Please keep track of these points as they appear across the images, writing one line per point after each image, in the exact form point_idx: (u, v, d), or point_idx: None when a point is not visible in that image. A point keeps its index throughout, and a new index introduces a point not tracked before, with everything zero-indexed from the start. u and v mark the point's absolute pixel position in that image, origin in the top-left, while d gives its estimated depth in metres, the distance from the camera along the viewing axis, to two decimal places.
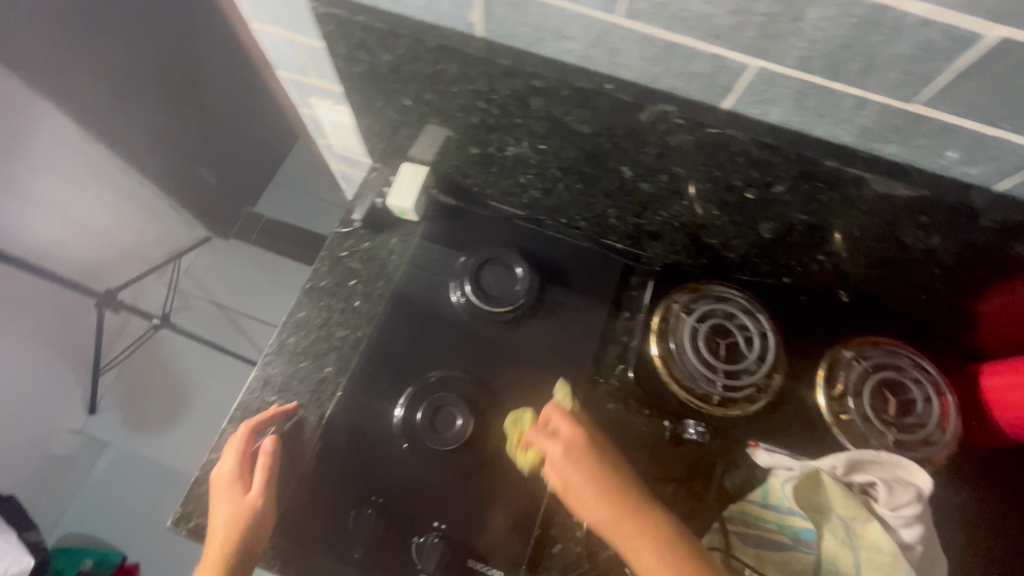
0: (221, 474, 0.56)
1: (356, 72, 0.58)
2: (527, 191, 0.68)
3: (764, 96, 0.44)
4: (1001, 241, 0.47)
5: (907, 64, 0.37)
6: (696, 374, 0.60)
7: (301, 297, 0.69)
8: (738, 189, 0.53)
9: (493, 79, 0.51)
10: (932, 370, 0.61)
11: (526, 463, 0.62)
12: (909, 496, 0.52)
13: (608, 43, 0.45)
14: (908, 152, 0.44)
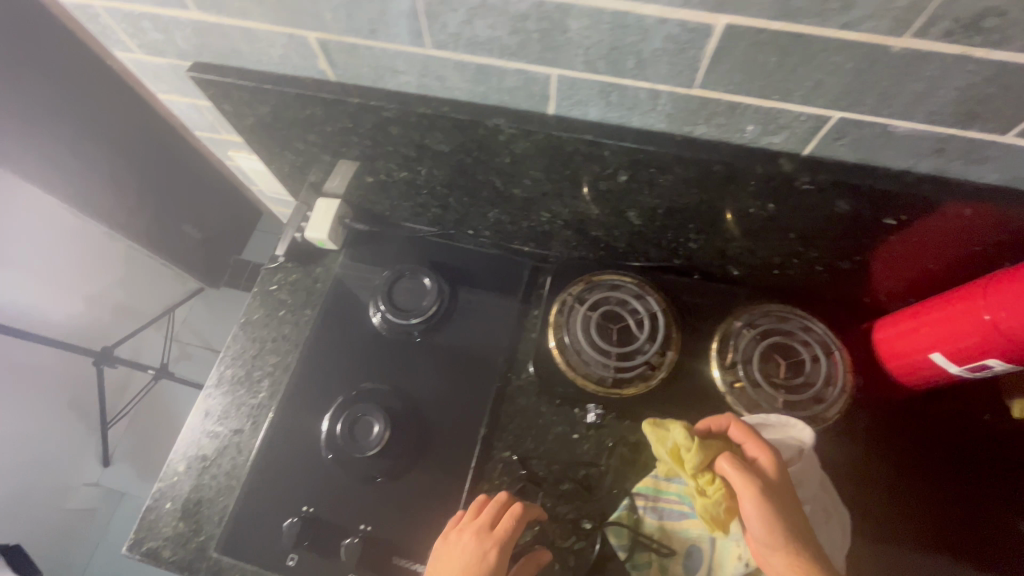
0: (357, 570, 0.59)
1: (249, 125, 0.65)
2: (428, 209, 0.74)
3: (575, 98, 0.49)
4: (827, 200, 0.50)
5: (668, 56, 0.42)
6: (589, 360, 0.63)
7: (237, 332, 0.75)
8: (591, 183, 0.57)
9: (354, 115, 0.57)
10: (820, 330, 0.63)
11: (445, 461, 0.66)
12: (791, 453, 0.56)
13: (433, 71, 0.50)
14: (715, 131, 0.48)
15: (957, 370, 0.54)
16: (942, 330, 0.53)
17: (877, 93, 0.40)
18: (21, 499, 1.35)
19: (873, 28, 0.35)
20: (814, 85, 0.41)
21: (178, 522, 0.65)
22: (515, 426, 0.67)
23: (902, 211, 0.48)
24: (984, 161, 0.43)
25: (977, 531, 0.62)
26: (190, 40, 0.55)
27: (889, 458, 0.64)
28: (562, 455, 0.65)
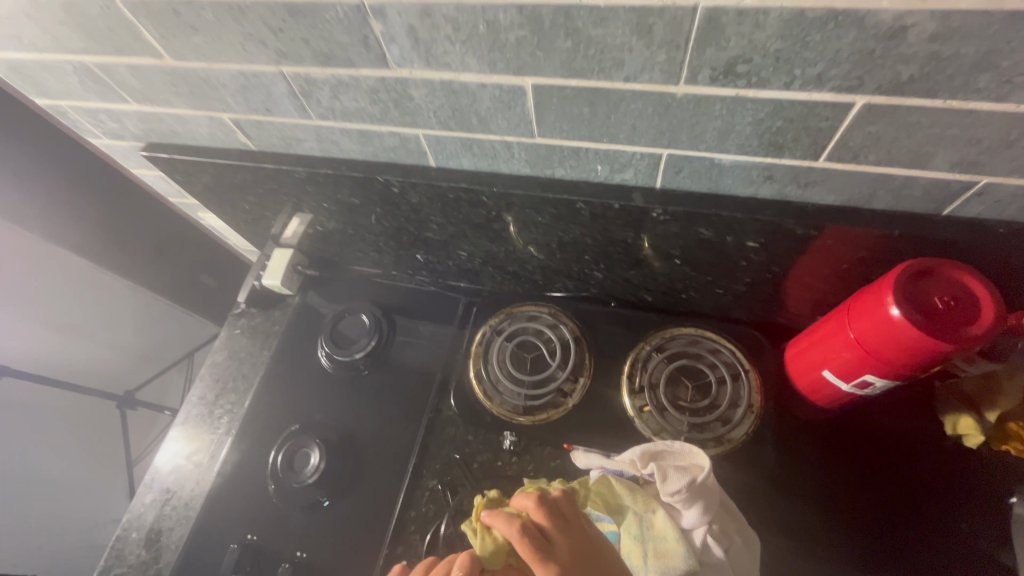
0: None
1: (201, 190, 0.74)
2: (367, 254, 0.80)
3: (446, 152, 0.54)
4: (688, 228, 0.52)
5: (501, 113, 0.47)
6: (504, 388, 0.66)
7: (204, 373, 0.83)
8: (485, 223, 0.62)
9: (275, 178, 0.65)
10: (727, 352, 0.64)
11: (377, 489, 0.70)
12: (679, 483, 0.55)
13: (327, 137, 0.57)
14: (573, 171, 0.52)
15: (848, 388, 0.53)
16: (826, 348, 0.53)
17: (687, 132, 0.43)
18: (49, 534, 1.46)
19: (651, 79, 0.39)
20: (631, 128, 0.44)
21: (141, 549, 0.71)
22: (442, 455, 0.70)
23: (759, 234, 0.50)
24: (813, 184, 0.45)
25: (943, 559, 0.58)
26: (138, 125, 0.65)
27: (838, 483, 0.62)
28: (486, 482, 0.68)
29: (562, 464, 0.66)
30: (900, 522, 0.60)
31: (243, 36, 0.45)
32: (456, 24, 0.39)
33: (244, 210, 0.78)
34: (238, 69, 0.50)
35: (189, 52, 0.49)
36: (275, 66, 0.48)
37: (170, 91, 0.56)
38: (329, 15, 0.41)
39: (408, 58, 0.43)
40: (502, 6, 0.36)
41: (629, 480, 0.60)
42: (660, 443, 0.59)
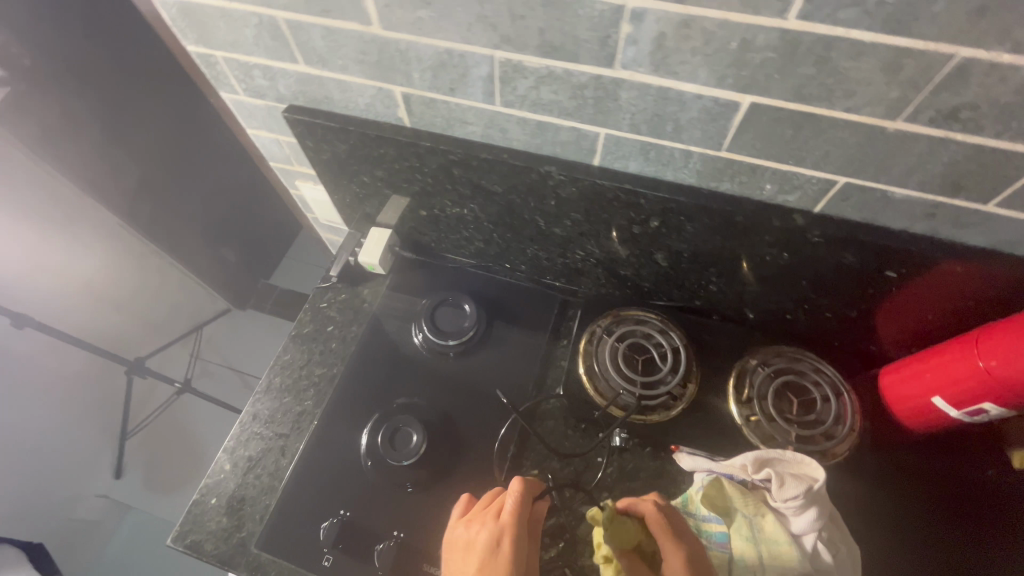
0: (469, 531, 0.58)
1: (325, 159, 0.74)
2: (472, 243, 0.82)
3: (618, 154, 0.57)
4: (835, 252, 0.57)
5: (701, 124, 0.50)
6: (617, 387, 0.69)
7: (287, 343, 0.82)
8: (626, 226, 0.65)
9: (422, 157, 0.66)
10: (830, 372, 0.69)
11: (475, 475, 0.71)
12: (797, 490, 0.59)
13: (498, 124, 0.59)
14: (738, 187, 0.56)
15: (957, 414, 0.59)
16: (942, 376, 0.59)
17: (876, 164, 0.48)
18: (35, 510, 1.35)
19: (871, 112, 0.43)
20: (823, 154, 0.49)
21: (222, 517, 0.69)
22: (542, 446, 0.72)
23: (901, 264, 0.55)
24: (968, 226, 0.51)
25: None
26: (290, 87, 0.65)
27: (923, 506, 0.66)
28: (586, 476, 0.70)
29: (663, 465, 0.69)
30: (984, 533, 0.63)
31: (475, 18, 0.47)
32: (710, 38, 0.42)
33: (357, 185, 0.78)
34: (447, 48, 0.52)
35: (405, 24, 0.50)
36: (489, 50, 0.50)
37: (353, 59, 0.57)
38: (582, 12, 0.43)
39: (639, 62, 0.46)
40: (767, 29, 0.40)
41: (738, 484, 0.63)
42: (774, 451, 0.62)
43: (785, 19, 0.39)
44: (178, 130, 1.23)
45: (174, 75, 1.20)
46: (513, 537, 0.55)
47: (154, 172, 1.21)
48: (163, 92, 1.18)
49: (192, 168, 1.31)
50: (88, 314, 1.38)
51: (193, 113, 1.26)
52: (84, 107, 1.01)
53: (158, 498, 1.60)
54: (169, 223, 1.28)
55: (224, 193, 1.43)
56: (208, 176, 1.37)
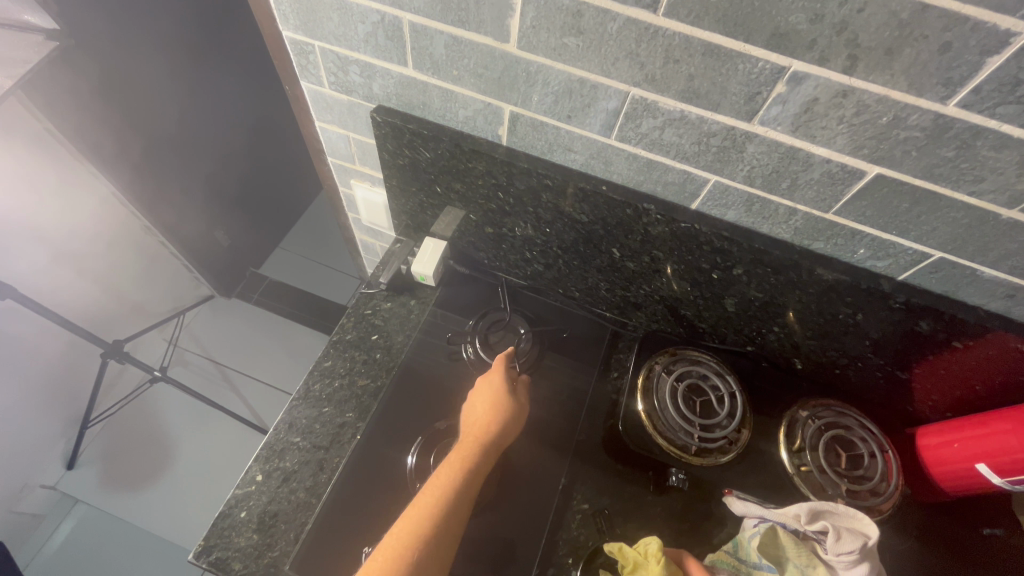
0: (481, 414, 0.66)
1: (400, 164, 0.71)
2: (530, 265, 0.81)
3: (721, 201, 0.58)
4: (911, 319, 0.60)
5: (819, 186, 0.52)
6: (676, 427, 0.69)
7: (328, 349, 0.78)
8: (706, 269, 0.66)
9: (513, 176, 0.65)
10: (876, 430, 0.71)
11: (524, 506, 0.69)
12: (853, 545, 0.59)
13: (604, 156, 0.59)
14: (830, 247, 0.59)
15: (998, 482, 0.62)
16: (988, 444, 0.62)
17: (977, 245, 0.51)
18: None
19: (992, 199, 0.46)
20: (929, 230, 0.51)
21: (252, 533, 0.64)
22: (593, 480, 0.71)
23: (971, 337, 0.59)
24: None
25: None
26: (386, 88, 0.63)
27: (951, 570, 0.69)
28: (636, 513, 0.69)
29: (712, 508, 0.69)
30: None
31: (625, 54, 0.47)
32: (863, 110, 0.44)
33: (423, 195, 0.76)
34: (581, 76, 0.51)
35: (546, 47, 0.50)
36: (627, 86, 0.50)
37: (471, 72, 0.56)
38: (742, 67, 0.44)
39: (780, 120, 0.47)
40: (923, 110, 0.42)
41: (791, 533, 0.63)
42: (826, 503, 0.63)
43: (944, 104, 0.41)
44: (209, 88, 1.28)
45: (212, 39, 1.23)
46: (497, 388, 0.69)
47: (165, 122, 1.20)
48: (195, 55, 1.21)
49: (204, 125, 1.32)
50: (67, 288, 1.25)
51: (217, 75, 1.29)
52: (102, 43, 0.99)
53: (111, 494, 1.44)
54: (187, 160, 1.31)
55: (234, 153, 1.47)
56: (214, 141, 1.38)
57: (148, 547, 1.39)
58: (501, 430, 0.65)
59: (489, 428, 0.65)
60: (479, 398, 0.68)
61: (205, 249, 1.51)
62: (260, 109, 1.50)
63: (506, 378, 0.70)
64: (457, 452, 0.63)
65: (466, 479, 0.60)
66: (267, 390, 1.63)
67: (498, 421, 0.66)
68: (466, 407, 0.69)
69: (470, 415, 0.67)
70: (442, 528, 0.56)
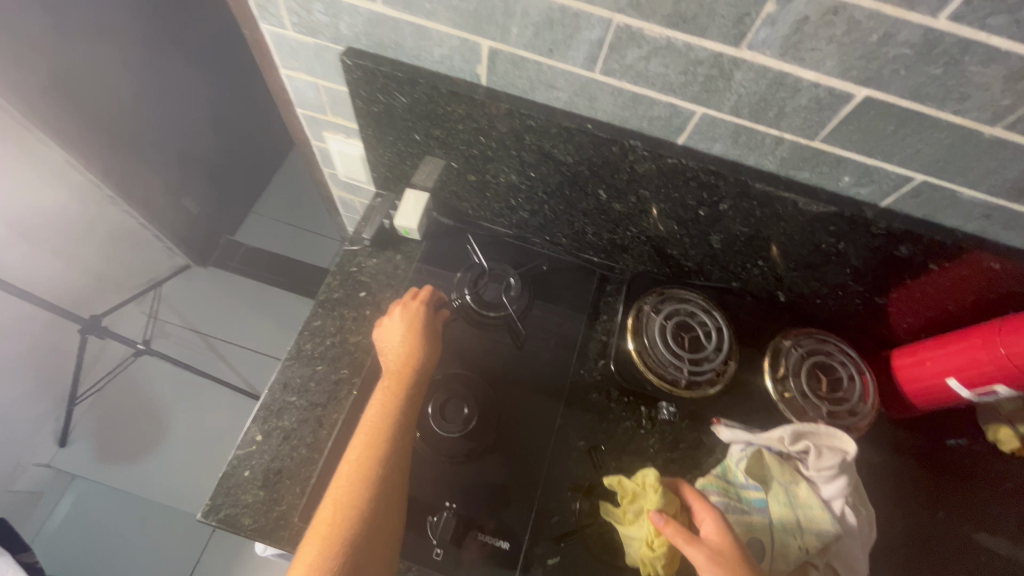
0: (398, 336, 0.69)
1: (376, 112, 0.68)
2: (516, 212, 0.79)
3: (708, 134, 0.57)
4: (891, 245, 0.61)
5: (806, 112, 0.51)
6: (666, 363, 0.71)
7: (316, 308, 0.76)
8: (693, 206, 0.66)
9: (494, 119, 0.63)
10: (855, 355, 0.75)
11: (523, 446, 0.71)
12: (834, 460, 0.64)
13: (587, 92, 0.58)
14: (816, 177, 0.59)
15: (967, 395, 0.66)
16: (959, 360, 0.65)
17: (959, 166, 0.51)
18: None
19: (976, 117, 0.46)
20: (913, 152, 0.52)
21: (258, 490, 0.65)
22: (588, 418, 0.73)
23: (948, 259, 0.60)
24: (1016, 228, 0.56)
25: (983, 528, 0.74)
26: (354, 27, 0.59)
27: (917, 477, 0.76)
28: (630, 446, 0.72)
29: (702, 436, 0.73)
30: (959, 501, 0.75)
31: None
32: (854, 28, 0.42)
33: (403, 145, 0.73)
34: (563, 4, 0.48)
35: None
36: (611, 13, 0.48)
37: (445, 5, 0.52)
38: None
39: (768, 44, 0.46)
40: (913, 25, 0.41)
41: (775, 454, 0.68)
42: (808, 425, 0.67)
43: (935, 18, 0.40)
44: (160, 45, 1.22)
45: None
46: (410, 321, 0.70)
47: (113, 86, 1.14)
48: (135, 39, 1.15)
49: (147, 104, 1.25)
50: (39, 265, 1.20)
51: (166, 32, 1.22)
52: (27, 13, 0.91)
53: (110, 467, 1.44)
54: (144, 124, 1.26)
55: (196, 115, 1.41)
56: (171, 104, 1.32)
57: (153, 515, 1.41)
58: (422, 347, 0.68)
59: (410, 357, 0.67)
60: (391, 324, 0.70)
61: (177, 217, 1.47)
62: (211, 96, 1.44)
63: (419, 309, 0.71)
64: (384, 387, 0.66)
65: (403, 398, 0.64)
66: (257, 358, 1.62)
67: (416, 340, 0.68)
68: (378, 337, 0.70)
69: (385, 348, 0.69)
70: (391, 444, 0.60)
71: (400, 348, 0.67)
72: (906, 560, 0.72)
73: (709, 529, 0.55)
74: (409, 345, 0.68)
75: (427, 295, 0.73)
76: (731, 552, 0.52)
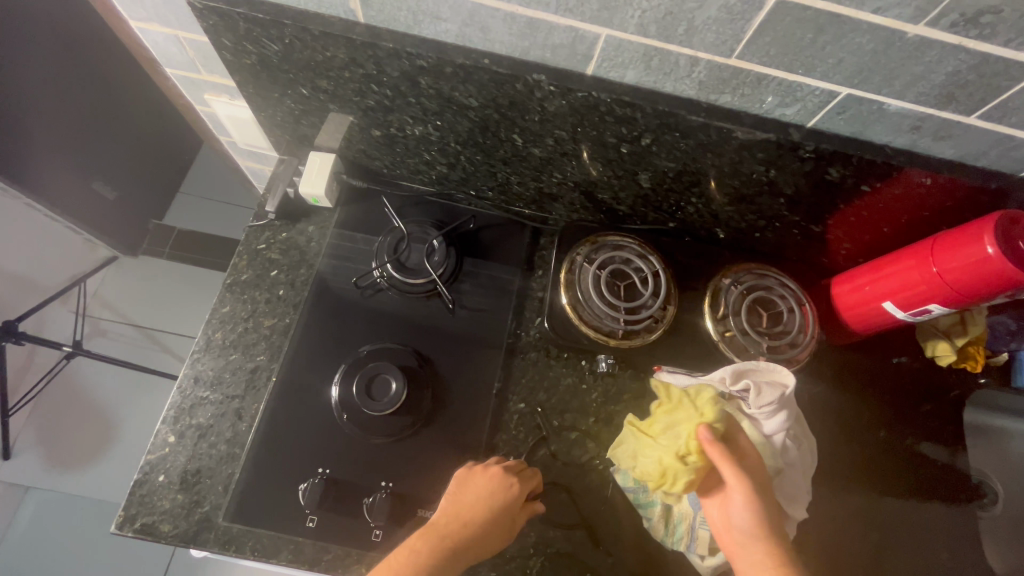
0: (466, 506, 0.57)
1: (249, 65, 0.59)
2: (433, 167, 0.72)
3: (617, 60, 0.51)
4: (822, 168, 0.57)
5: (718, 25, 0.45)
6: (601, 314, 0.67)
7: (223, 294, 0.69)
8: (613, 144, 0.60)
9: (380, 62, 0.55)
10: (794, 286, 0.73)
11: (461, 415, 0.67)
12: (772, 397, 0.63)
13: (478, 21, 0.50)
14: (738, 100, 0.53)
15: (903, 316, 0.65)
16: (896, 282, 0.64)
17: (884, 73, 0.47)
18: None
19: (897, 15, 0.41)
20: (836, 62, 0.47)
21: (177, 494, 0.60)
22: (527, 380, 0.70)
23: (880, 178, 0.57)
24: (946, 138, 0.53)
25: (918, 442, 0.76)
26: None
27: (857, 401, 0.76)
28: (572, 404, 0.70)
29: (645, 385, 0.71)
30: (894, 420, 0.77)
31: None
32: None
33: (294, 101, 0.65)
34: None
35: None
36: None
37: None
38: None
39: None
40: None
41: (717, 396, 0.66)
42: (749, 362, 0.66)
43: None
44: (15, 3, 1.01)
45: None
46: (493, 489, 0.58)
47: None
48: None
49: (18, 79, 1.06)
50: None
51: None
52: None
53: (63, 475, 1.38)
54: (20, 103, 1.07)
55: (83, 85, 1.21)
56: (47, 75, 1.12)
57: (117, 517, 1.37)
58: (484, 533, 0.56)
59: (469, 538, 0.55)
60: (472, 490, 0.58)
61: (85, 206, 1.30)
62: (96, 61, 1.23)
63: (514, 482, 0.59)
64: (417, 543, 0.54)
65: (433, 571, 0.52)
66: None
67: (489, 530, 0.56)
68: (462, 484, 0.59)
69: (462, 506, 0.57)
70: None
71: (472, 509, 0.57)
72: (850, 483, 0.73)
73: (746, 447, 0.56)
74: (468, 525, 0.56)
75: (529, 479, 0.61)
76: (750, 475, 0.54)
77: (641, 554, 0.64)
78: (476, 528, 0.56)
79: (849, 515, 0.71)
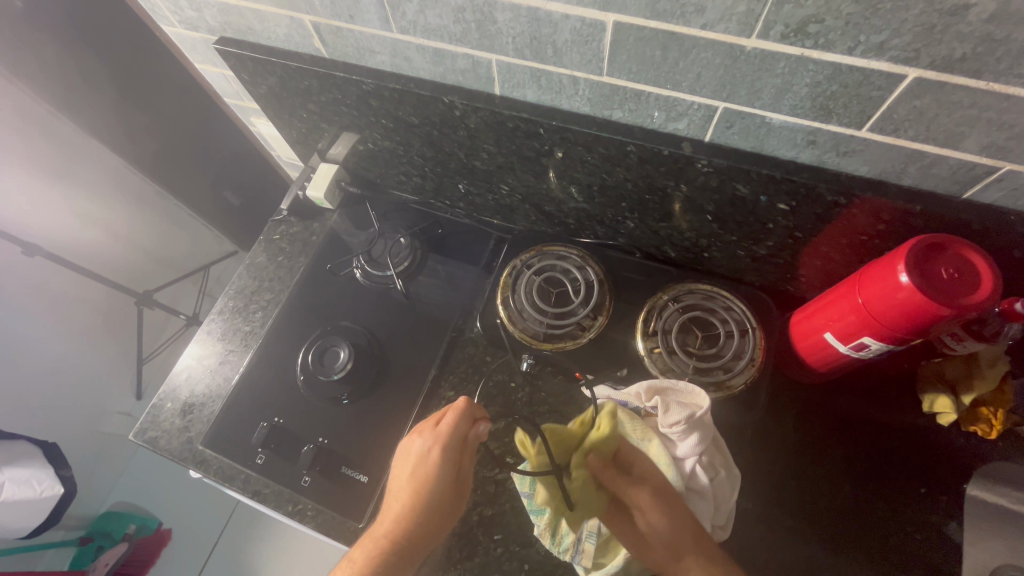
0: (399, 488, 0.60)
1: (263, 92, 0.76)
2: (410, 179, 0.84)
3: (514, 81, 0.58)
4: (726, 183, 0.56)
5: (577, 47, 0.50)
6: (528, 317, 0.71)
7: (242, 271, 0.88)
8: (534, 158, 0.66)
9: (342, 88, 0.68)
10: (741, 310, 0.69)
11: (398, 393, 0.76)
12: (678, 416, 0.59)
13: (401, 52, 0.61)
14: (628, 115, 0.56)
15: (845, 350, 0.59)
16: (833, 311, 0.58)
17: (746, 87, 0.47)
18: (64, 424, 1.51)
19: (726, 29, 0.42)
20: (695, 77, 0.48)
21: (177, 418, 0.79)
22: (462, 371, 0.76)
23: (790, 196, 0.54)
24: (852, 153, 0.50)
25: (889, 506, 0.67)
26: (217, 18, 0.67)
27: (813, 444, 0.70)
28: (497, 399, 0.74)
29: (571, 392, 0.73)
30: (858, 474, 0.68)
31: None
32: None
33: (300, 122, 0.81)
34: None
35: None
36: None
37: None
38: None
39: None
40: None
41: (632, 410, 0.65)
42: (667, 379, 0.61)
43: None
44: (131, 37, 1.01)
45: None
46: (416, 470, 0.60)
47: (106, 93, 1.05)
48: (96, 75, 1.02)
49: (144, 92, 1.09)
50: (100, 247, 1.47)
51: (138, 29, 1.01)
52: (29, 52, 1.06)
53: None
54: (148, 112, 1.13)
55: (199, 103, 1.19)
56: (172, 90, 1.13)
57: None
58: (420, 506, 0.59)
59: (404, 522, 0.59)
60: (400, 468, 0.62)
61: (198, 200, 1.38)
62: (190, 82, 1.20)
63: (436, 460, 0.59)
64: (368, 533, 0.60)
65: (380, 558, 0.57)
66: None
67: (419, 501, 0.59)
68: (396, 460, 0.63)
69: (395, 484, 0.61)
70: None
71: (407, 498, 0.59)
72: (785, 534, 0.67)
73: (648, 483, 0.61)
74: (404, 504, 0.59)
75: (457, 423, 0.60)
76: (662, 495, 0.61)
77: (531, 549, 0.66)
78: (419, 507, 0.59)
79: (773, 563, 0.66)
